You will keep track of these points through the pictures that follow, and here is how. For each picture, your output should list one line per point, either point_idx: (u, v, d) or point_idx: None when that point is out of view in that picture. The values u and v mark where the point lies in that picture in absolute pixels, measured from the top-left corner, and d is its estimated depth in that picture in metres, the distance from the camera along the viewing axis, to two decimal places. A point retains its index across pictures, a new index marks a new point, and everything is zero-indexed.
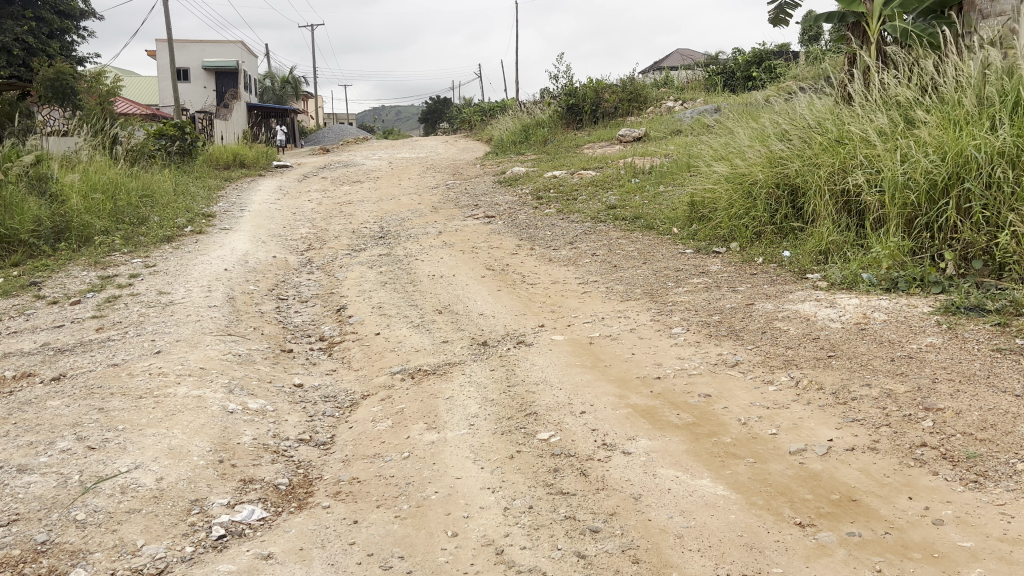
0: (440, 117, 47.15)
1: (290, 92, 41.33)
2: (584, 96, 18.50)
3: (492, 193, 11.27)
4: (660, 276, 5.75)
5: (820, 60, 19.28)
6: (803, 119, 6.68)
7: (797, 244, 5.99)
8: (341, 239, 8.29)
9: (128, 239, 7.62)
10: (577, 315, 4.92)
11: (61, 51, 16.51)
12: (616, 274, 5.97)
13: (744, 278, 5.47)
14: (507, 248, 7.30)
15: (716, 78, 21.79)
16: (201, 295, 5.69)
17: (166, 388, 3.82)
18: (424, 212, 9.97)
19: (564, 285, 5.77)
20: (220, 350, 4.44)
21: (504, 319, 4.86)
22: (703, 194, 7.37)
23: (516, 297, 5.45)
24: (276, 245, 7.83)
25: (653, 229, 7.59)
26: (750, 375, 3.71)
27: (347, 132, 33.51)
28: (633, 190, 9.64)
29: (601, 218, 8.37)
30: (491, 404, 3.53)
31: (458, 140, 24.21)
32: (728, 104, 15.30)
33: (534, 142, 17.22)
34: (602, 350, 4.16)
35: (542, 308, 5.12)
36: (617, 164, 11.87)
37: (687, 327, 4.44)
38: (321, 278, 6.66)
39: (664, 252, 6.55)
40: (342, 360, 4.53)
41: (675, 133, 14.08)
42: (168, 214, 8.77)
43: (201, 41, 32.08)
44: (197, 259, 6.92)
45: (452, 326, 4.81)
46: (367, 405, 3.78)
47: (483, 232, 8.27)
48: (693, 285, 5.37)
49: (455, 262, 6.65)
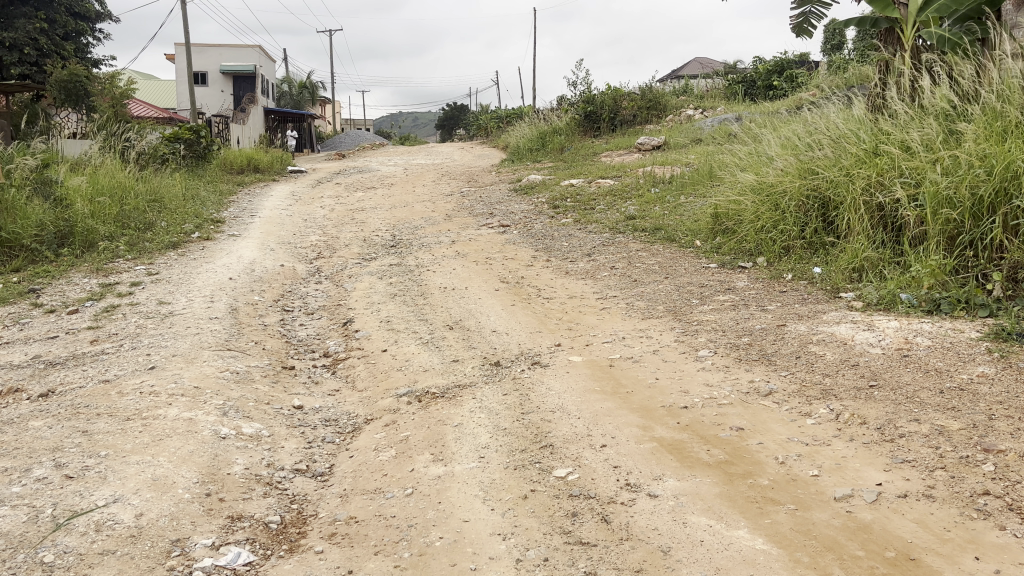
0: (457, 124, 47.01)
1: (307, 97, 41.30)
2: (602, 103, 18.23)
3: (508, 201, 11.01)
4: (684, 292, 5.45)
5: (844, 69, 18.90)
6: (836, 129, 6.38)
7: (829, 260, 5.69)
8: (351, 248, 8.04)
9: (133, 246, 7.41)
10: (596, 334, 4.63)
11: (75, 53, 16.43)
12: (636, 289, 5.68)
13: (773, 296, 5.17)
14: (522, 259, 7.03)
15: (737, 87, 21.44)
16: (203, 306, 5.45)
17: (155, 409, 3.56)
18: (437, 220, 9.71)
19: (581, 301, 5.49)
20: (217, 366, 4.19)
21: (518, 337, 4.59)
22: (728, 205, 7.08)
23: (531, 312, 5.17)
24: (284, 253, 7.60)
25: (674, 242, 7.29)
26: (785, 406, 3.41)
27: (363, 138, 33.40)
28: (652, 200, 9.35)
29: (620, 229, 8.09)
30: (504, 433, 3.26)
31: (474, 146, 24.00)
32: (749, 112, 14.95)
33: (551, 150, 16.95)
34: (624, 374, 3.88)
35: (559, 326, 4.84)
36: (636, 173, 11.58)
37: (714, 350, 4.15)
38: (329, 288, 6.40)
39: (687, 266, 6.26)
40: (346, 379, 4.27)
41: (696, 142, 13.76)
42: (176, 220, 8.56)
43: (219, 45, 32.07)
44: (202, 267, 6.69)
45: (463, 344, 4.54)
46: (370, 431, 3.51)
47: (498, 242, 7.99)
48: (719, 303, 5.07)
49: (467, 273, 6.39)
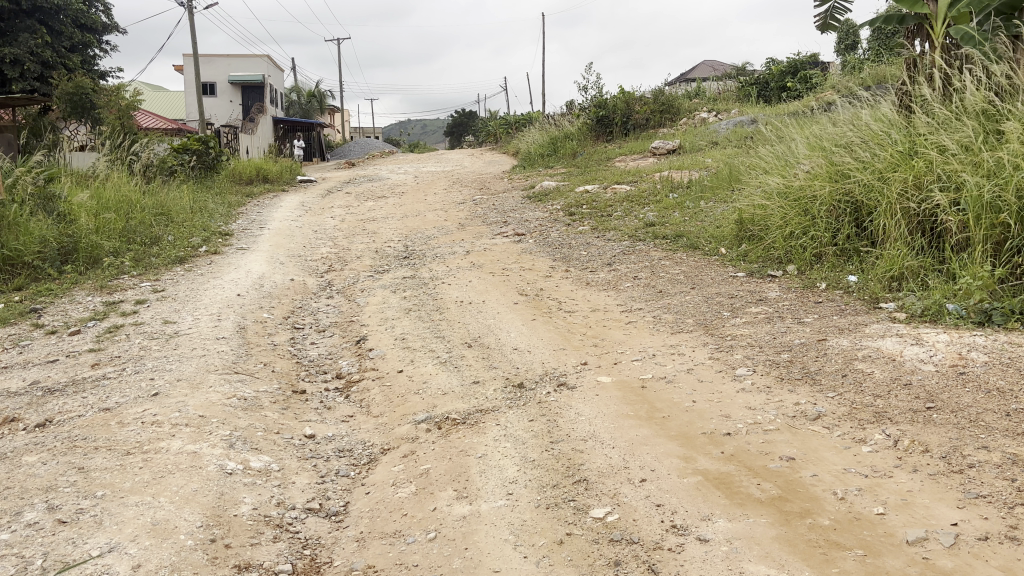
0: (466, 130, 46.90)
1: (315, 105, 41.24)
2: (614, 107, 17.98)
3: (522, 209, 10.77)
4: (713, 304, 5.19)
5: (860, 68, 18.58)
6: (867, 131, 6.11)
7: (864, 268, 5.42)
8: (363, 260, 7.81)
9: (138, 261, 7.21)
10: (624, 351, 4.37)
11: (81, 65, 16.32)
12: (662, 301, 5.42)
13: (808, 308, 4.90)
14: (540, 270, 6.79)
15: (750, 89, 21.13)
16: (210, 325, 5.22)
17: (157, 442, 3.33)
18: (450, 229, 9.47)
19: (605, 314, 5.24)
20: (223, 392, 3.95)
21: (541, 356, 4.33)
22: (753, 211, 6.81)
23: (554, 328, 4.91)
24: (294, 266, 7.38)
25: (698, 250, 7.03)
26: (837, 432, 3.14)
27: (372, 146, 33.27)
28: (671, 206, 9.10)
29: (640, 237, 7.83)
30: (533, 466, 3.01)
31: (485, 154, 23.79)
32: (765, 115, 14.66)
33: (563, 155, 16.72)
34: (658, 397, 3.62)
35: (584, 342, 4.58)
36: (652, 177, 11.32)
37: (753, 369, 3.88)
38: (341, 304, 6.17)
39: (713, 276, 5.99)
40: (360, 403, 4.03)
41: (711, 146, 13.48)
42: (183, 233, 8.36)
43: (227, 55, 32.01)
44: (210, 282, 6.47)
45: (484, 364, 4.28)
46: (387, 463, 3.26)
47: (514, 252, 7.74)
48: (752, 316, 4.81)
49: (484, 286, 6.14)
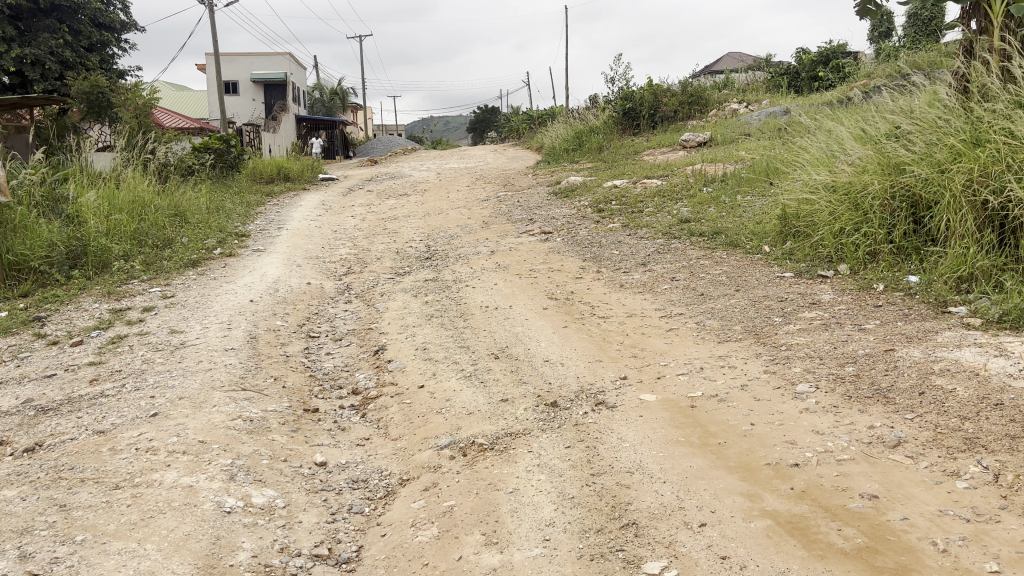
0: (489, 126, 46.57)
1: (338, 103, 41.06)
2: (641, 100, 17.49)
3: (548, 205, 10.38)
4: (762, 310, 4.76)
5: (895, 56, 17.94)
6: (923, 118, 5.64)
7: (926, 267, 4.97)
8: (383, 261, 7.45)
9: (149, 265, 6.90)
10: (667, 363, 3.96)
11: (101, 64, 16.12)
12: (704, 305, 5.00)
13: (869, 312, 4.46)
14: (569, 271, 6.39)
15: (780, 80, 20.54)
16: (219, 335, 4.87)
17: (150, 474, 2.97)
18: (475, 228, 9.08)
19: (642, 320, 4.83)
20: (227, 413, 3.59)
21: (576, 369, 3.93)
22: (799, 206, 6.35)
23: (588, 336, 4.51)
24: (311, 269, 7.04)
25: (738, 248, 6.59)
26: (924, 463, 2.71)
27: (395, 143, 32.99)
28: (706, 200, 8.66)
29: (674, 234, 7.40)
30: (573, 506, 2.62)
31: (508, 149, 23.38)
32: (799, 105, 14.13)
33: (589, 149, 16.29)
34: (710, 419, 3.21)
35: (622, 352, 4.17)
36: (684, 171, 10.88)
37: (817, 386, 3.46)
38: (360, 309, 5.80)
39: (758, 277, 5.56)
40: (378, 424, 3.66)
41: (744, 138, 12.97)
42: (198, 235, 8.05)
43: (249, 53, 31.87)
44: (222, 287, 6.14)
45: (513, 379, 3.89)
46: (407, 498, 2.89)
47: (541, 252, 7.35)
48: (807, 323, 4.38)
49: (511, 289, 5.76)
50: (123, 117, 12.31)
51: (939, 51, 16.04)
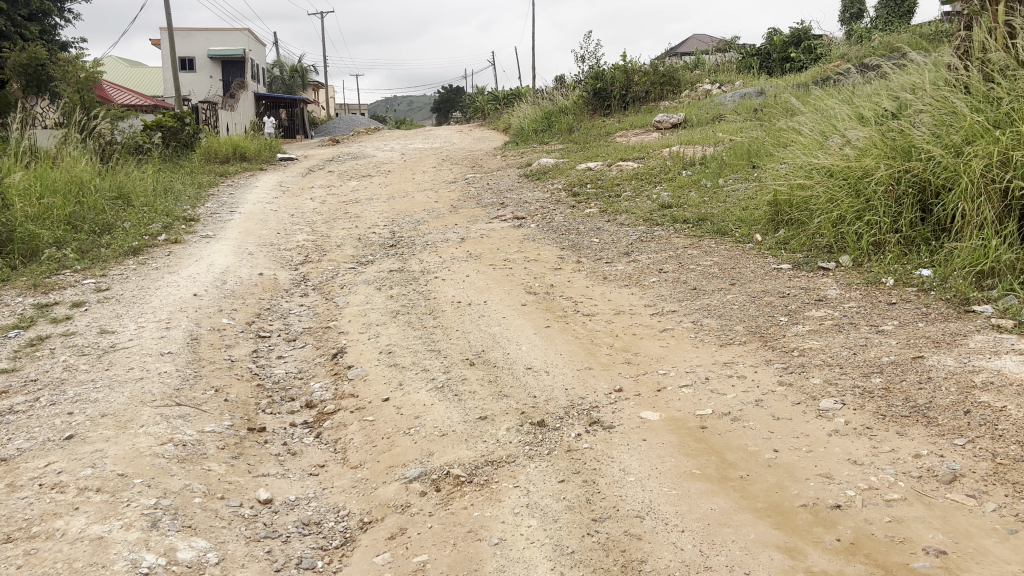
0: (453, 107, 45.81)
1: (298, 81, 39.99)
2: (612, 79, 16.97)
3: (519, 189, 9.87)
4: (764, 308, 4.31)
5: (868, 38, 17.67)
6: (933, 96, 5.21)
7: (939, 259, 4.55)
8: (344, 249, 6.89)
9: (84, 254, 6.25)
10: (666, 371, 3.48)
11: (41, 35, 15.17)
12: (699, 301, 4.53)
13: (883, 312, 4.02)
14: (547, 261, 5.90)
15: (751, 61, 20.16)
16: (155, 336, 4.29)
17: (52, 521, 2.42)
18: (442, 212, 8.54)
19: (633, 319, 4.36)
20: (156, 436, 3.04)
21: (564, 380, 3.44)
22: (792, 191, 5.91)
23: (573, 338, 4.02)
24: (264, 257, 6.45)
25: (727, 236, 6.14)
26: (990, 505, 2.26)
27: (358, 123, 32.17)
28: (687, 185, 8.22)
29: (656, 220, 6.94)
30: (574, 566, 2.14)
31: (473, 130, 22.78)
32: (775, 87, 13.77)
33: (559, 130, 15.79)
34: (727, 445, 2.74)
35: (614, 359, 3.69)
36: (660, 153, 10.44)
37: (843, 401, 3.01)
38: (317, 305, 5.25)
39: (754, 269, 5.11)
40: (335, 447, 3.13)
41: (720, 120, 12.54)
42: (141, 219, 7.40)
43: (206, 29, 30.71)
44: (164, 279, 5.54)
45: (491, 391, 3.38)
46: (368, 550, 2.37)
47: (515, 239, 6.86)
48: (816, 323, 3.94)
49: (485, 282, 5.24)
50: (64, 92, 11.49)
51: (913, 33, 15.77)
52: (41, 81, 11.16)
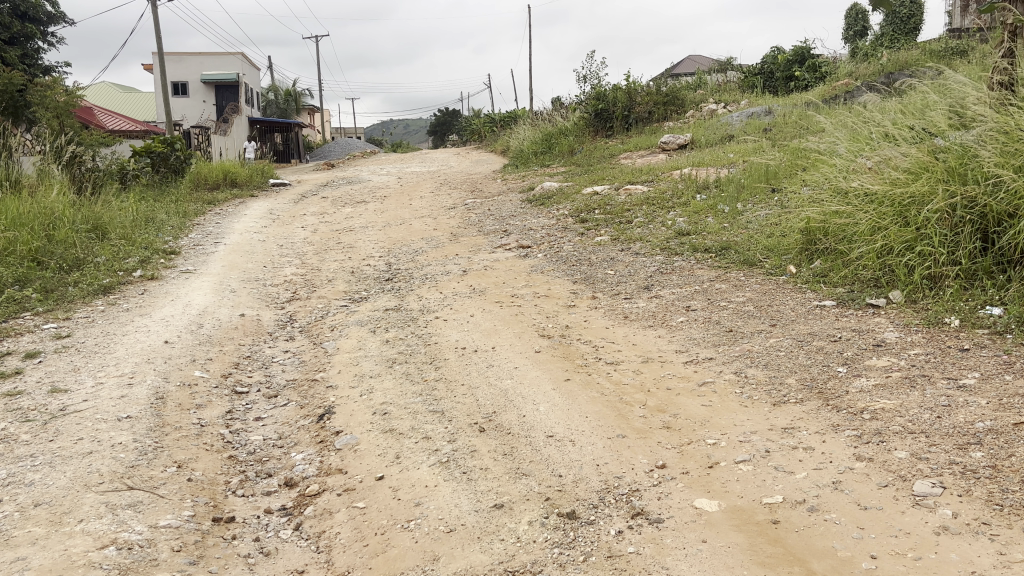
0: (450, 130, 45.48)
1: (294, 105, 39.65)
2: (613, 100, 16.51)
3: (522, 215, 9.33)
4: (815, 358, 3.74)
5: (875, 56, 17.28)
6: (991, 114, 4.69)
7: (1011, 297, 3.99)
8: (335, 284, 6.33)
9: (49, 293, 5.69)
10: (716, 441, 2.92)
11: (21, 58, 14.69)
12: (738, 348, 3.98)
13: (958, 361, 3.45)
14: (559, 298, 5.35)
15: (754, 79, 19.72)
16: (114, 395, 3.71)
17: None
18: (441, 241, 7.99)
19: (665, 370, 3.79)
20: (96, 536, 2.45)
21: (593, 453, 2.87)
22: (828, 218, 5.38)
23: (598, 395, 3.46)
24: (248, 295, 5.90)
25: (755, 267, 5.60)
26: None
27: (354, 147, 31.75)
28: (703, 210, 7.70)
29: (674, 249, 6.40)
30: None
31: (471, 153, 22.35)
32: (783, 106, 13.30)
33: (560, 153, 15.30)
34: (811, 551, 2.16)
35: (649, 423, 3.12)
36: (671, 175, 9.92)
37: (942, 484, 2.43)
38: (304, 352, 4.68)
39: (794, 308, 4.56)
40: (317, 545, 2.55)
41: (730, 141, 12.06)
42: (115, 253, 6.84)
43: (199, 53, 30.27)
44: (133, 323, 4.97)
45: (507, 469, 2.80)
46: None
47: (521, 271, 6.31)
48: (883, 377, 3.37)
49: (493, 324, 4.68)
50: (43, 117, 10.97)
51: (923, 49, 15.35)
52: (18, 108, 10.64)
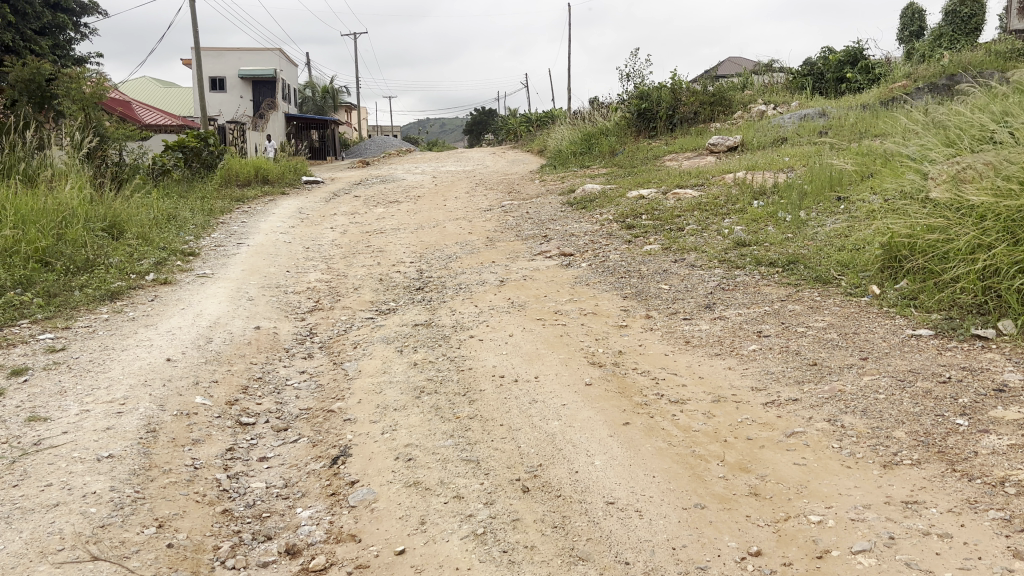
0: (486, 129, 45.07)
1: (330, 103, 39.49)
2: (657, 99, 15.85)
3: (563, 219, 8.76)
4: (924, 404, 3.10)
5: (933, 56, 16.44)
6: None
7: None
8: (362, 293, 5.82)
9: (51, 298, 5.24)
10: (820, 519, 2.33)
11: (51, 49, 14.46)
12: (827, 388, 3.36)
13: None
14: (608, 316, 4.76)
15: (804, 79, 18.87)
16: (98, 427, 3.20)
17: None
18: (476, 247, 7.44)
19: (743, 413, 3.19)
20: None
21: (667, 530, 2.31)
22: (916, 233, 4.73)
23: (666, 444, 2.88)
24: (266, 303, 5.41)
25: (830, 285, 4.96)
26: None
27: (389, 145, 31.39)
28: (762, 217, 7.06)
29: (734, 262, 5.78)
30: None
31: (508, 152, 21.78)
32: (839, 108, 12.57)
33: (601, 154, 14.70)
34: None
35: (733, 489, 2.55)
36: (723, 179, 9.28)
37: None
38: (322, 374, 4.15)
39: (885, 338, 3.93)
40: None
41: (783, 144, 11.36)
42: (129, 255, 6.39)
43: (236, 49, 30.11)
44: (136, 335, 4.49)
45: (560, 551, 2.24)
46: None
47: (564, 283, 5.73)
48: (1019, 435, 2.73)
49: (536, 347, 4.11)
50: None
51: (988, 50, 14.50)
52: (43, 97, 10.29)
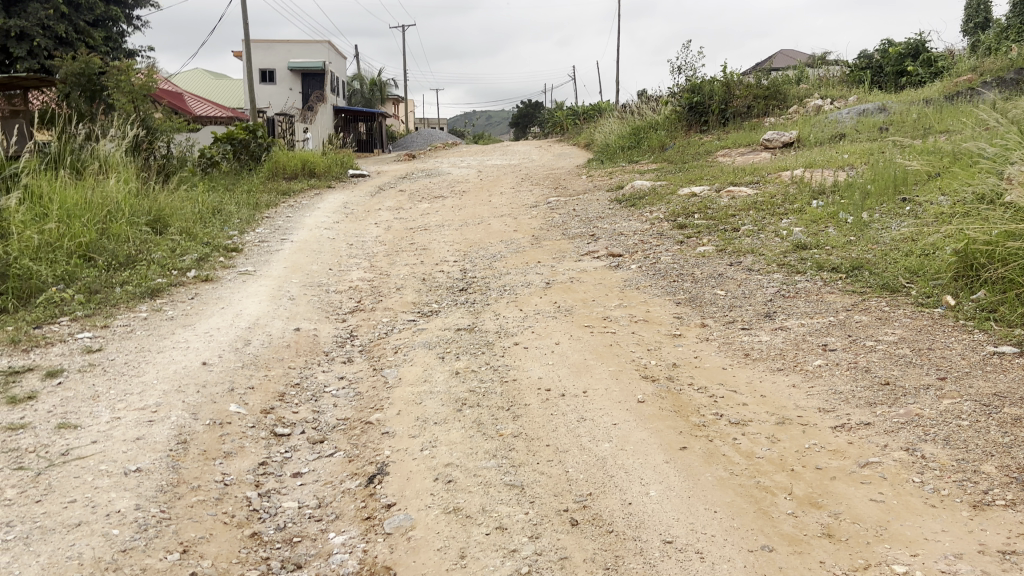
0: (532, 122, 44.80)
1: (378, 95, 39.60)
2: (709, 93, 15.44)
3: (611, 216, 8.51)
4: (1015, 433, 2.80)
5: (1001, 49, 15.73)
6: None
7: None
8: (404, 294, 5.65)
9: (93, 294, 5.18)
10: (904, 569, 2.08)
11: (104, 42, 14.60)
12: (903, 412, 3.08)
13: None
14: (661, 324, 4.51)
15: (861, 73, 18.25)
16: (128, 436, 3.07)
17: None
18: (522, 245, 7.23)
19: (811, 438, 2.93)
20: None
21: None
22: (995, 240, 4.39)
23: (727, 473, 2.65)
24: (307, 303, 5.27)
25: (899, 293, 4.65)
26: None
27: (436, 137, 31.32)
28: (823, 218, 6.73)
29: (794, 267, 5.48)
30: None
31: (555, 145, 21.53)
32: (901, 102, 12.06)
33: (650, 148, 14.36)
34: None
35: (804, 528, 2.31)
36: (779, 177, 8.93)
37: None
38: (361, 381, 3.99)
39: (965, 355, 3.62)
40: None
41: (841, 140, 10.93)
42: (172, 250, 6.32)
43: (286, 41, 30.25)
44: (174, 335, 4.38)
45: None
46: None
47: (613, 286, 5.49)
48: None
49: (584, 358, 3.89)
50: None
51: None
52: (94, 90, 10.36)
